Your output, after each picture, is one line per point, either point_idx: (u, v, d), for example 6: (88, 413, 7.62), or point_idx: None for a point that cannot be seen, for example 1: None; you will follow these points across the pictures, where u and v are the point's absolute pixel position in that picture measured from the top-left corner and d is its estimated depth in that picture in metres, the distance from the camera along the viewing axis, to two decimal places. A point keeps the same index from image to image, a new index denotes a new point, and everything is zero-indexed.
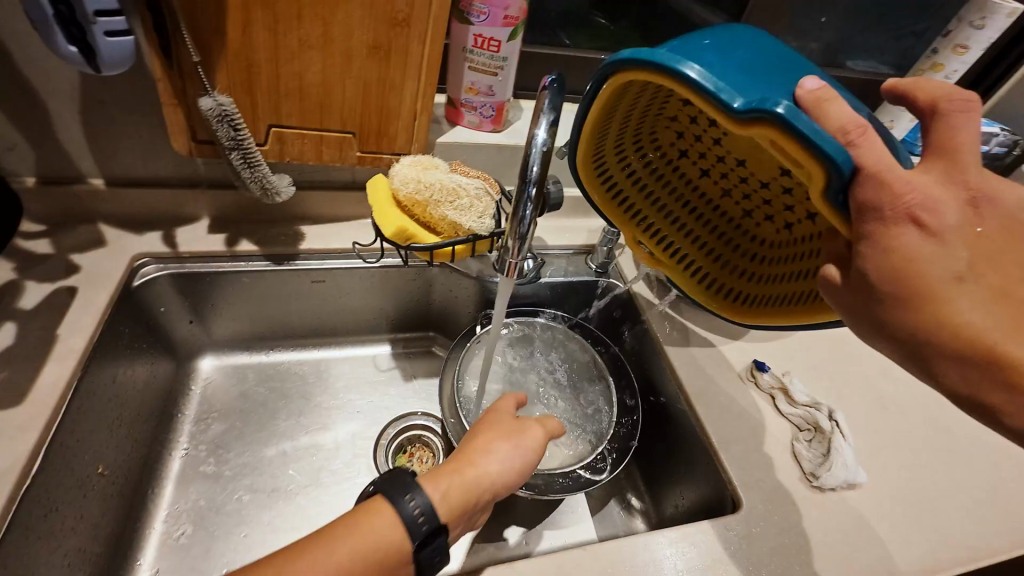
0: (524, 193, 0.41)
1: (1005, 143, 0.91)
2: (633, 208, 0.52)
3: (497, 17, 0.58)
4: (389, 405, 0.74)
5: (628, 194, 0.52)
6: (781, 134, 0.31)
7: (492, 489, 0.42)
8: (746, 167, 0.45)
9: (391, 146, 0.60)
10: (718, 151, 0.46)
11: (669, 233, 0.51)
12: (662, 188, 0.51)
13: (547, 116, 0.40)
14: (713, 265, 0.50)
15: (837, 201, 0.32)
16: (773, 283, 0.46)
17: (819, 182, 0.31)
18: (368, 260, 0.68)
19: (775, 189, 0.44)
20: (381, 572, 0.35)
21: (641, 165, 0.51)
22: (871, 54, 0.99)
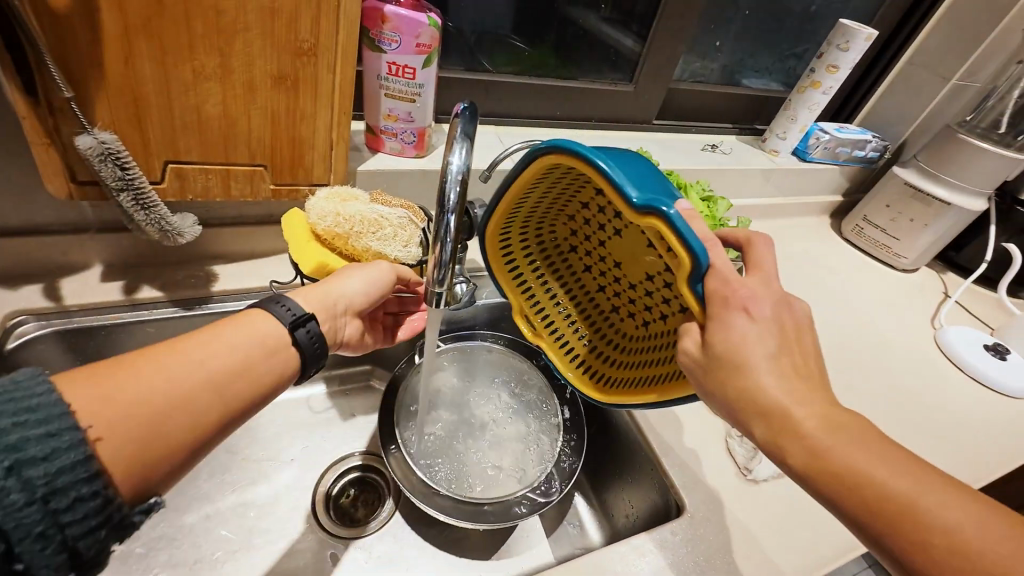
0: (443, 221, 0.41)
1: (878, 148, 1.05)
2: (526, 286, 0.56)
3: (409, 45, 0.57)
4: (326, 448, 0.70)
5: (523, 273, 0.56)
6: (668, 229, 0.37)
7: (352, 303, 0.51)
8: (620, 268, 0.52)
9: (308, 176, 0.58)
10: (601, 249, 0.53)
11: (552, 314, 0.56)
12: (553, 273, 0.57)
13: (460, 142, 0.40)
14: (584, 347, 0.55)
15: (695, 289, 0.38)
16: (627, 368, 0.51)
17: (686, 271, 0.38)
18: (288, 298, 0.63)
19: (640, 290, 0.51)
20: (268, 346, 0.42)
21: (540, 251, 0.56)
22: (762, 73, 1.09)
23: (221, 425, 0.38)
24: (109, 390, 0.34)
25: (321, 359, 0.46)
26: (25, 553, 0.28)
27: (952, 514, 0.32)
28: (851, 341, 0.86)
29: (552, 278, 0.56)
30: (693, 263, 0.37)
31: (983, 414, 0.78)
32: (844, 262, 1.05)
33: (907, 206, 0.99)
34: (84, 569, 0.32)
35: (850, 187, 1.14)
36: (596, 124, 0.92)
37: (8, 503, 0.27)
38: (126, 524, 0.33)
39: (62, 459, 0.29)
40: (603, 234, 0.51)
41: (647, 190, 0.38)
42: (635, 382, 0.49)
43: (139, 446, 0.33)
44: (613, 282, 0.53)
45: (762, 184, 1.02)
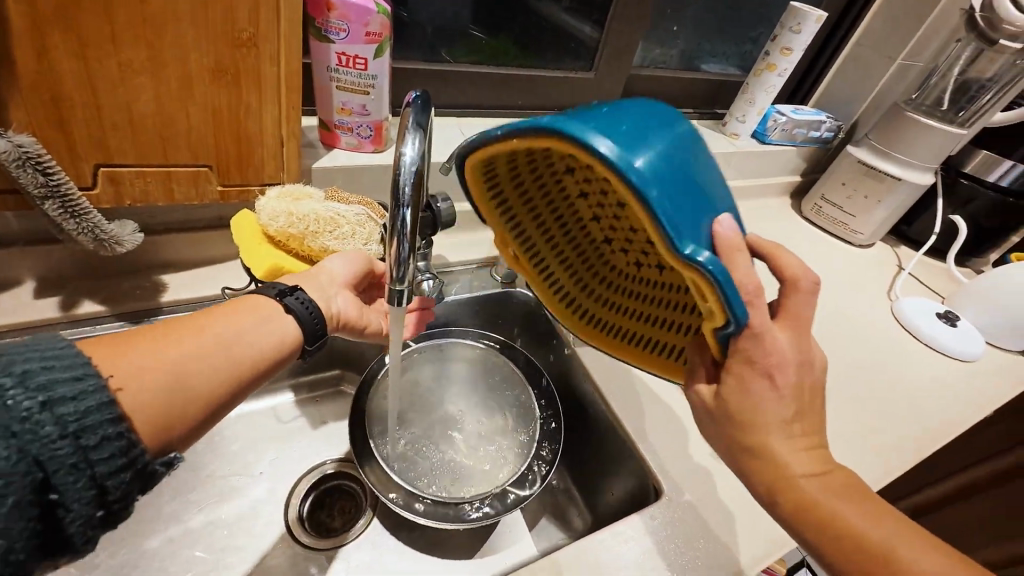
0: (399, 216, 0.39)
1: (832, 128, 1.08)
2: (512, 218, 0.46)
3: (358, 34, 0.55)
4: (298, 458, 0.67)
5: (514, 208, 0.46)
6: (701, 277, 0.32)
7: (337, 276, 0.51)
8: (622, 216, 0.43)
9: (259, 176, 0.55)
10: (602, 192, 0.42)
11: (541, 249, 0.48)
12: (542, 202, 0.46)
13: (412, 133, 0.38)
14: (581, 291, 0.49)
15: (722, 338, 0.36)
16: (628, 315, 0.48)
17: (716, 319, 0.35)
18: None
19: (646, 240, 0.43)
20: (264, 315, 0.44)
21: (529, 175, 0.44)
22: (720, 58, 1.11)
23: (231, 389, 0.40)
24: (129, 349, 0.36)
25: (315, 320, 0.46)
26: (60, 484, 0.30)
27: (924, 560, 0.35)
28: (815, 316, 0.89)
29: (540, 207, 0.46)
30: (728, 323, 0.34)
31: (938, 379, 0.82)
32: (805, 241, 1.09)
33: (862, 184, 1.03)
34: (113, 510, 0.33)
35: (808, 167, 1.18)
36: (559, 112, 0.91)
37: (44, 433, 0.29)
38: (147, 471, 0.34)
39: (89, 400, 0.31)
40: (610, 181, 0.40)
41: (681, 216, 0.32)
42: (633, 330, 0.47)
43: (157, 401, 0.35)
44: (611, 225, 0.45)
45: (724, 167, 1.04)
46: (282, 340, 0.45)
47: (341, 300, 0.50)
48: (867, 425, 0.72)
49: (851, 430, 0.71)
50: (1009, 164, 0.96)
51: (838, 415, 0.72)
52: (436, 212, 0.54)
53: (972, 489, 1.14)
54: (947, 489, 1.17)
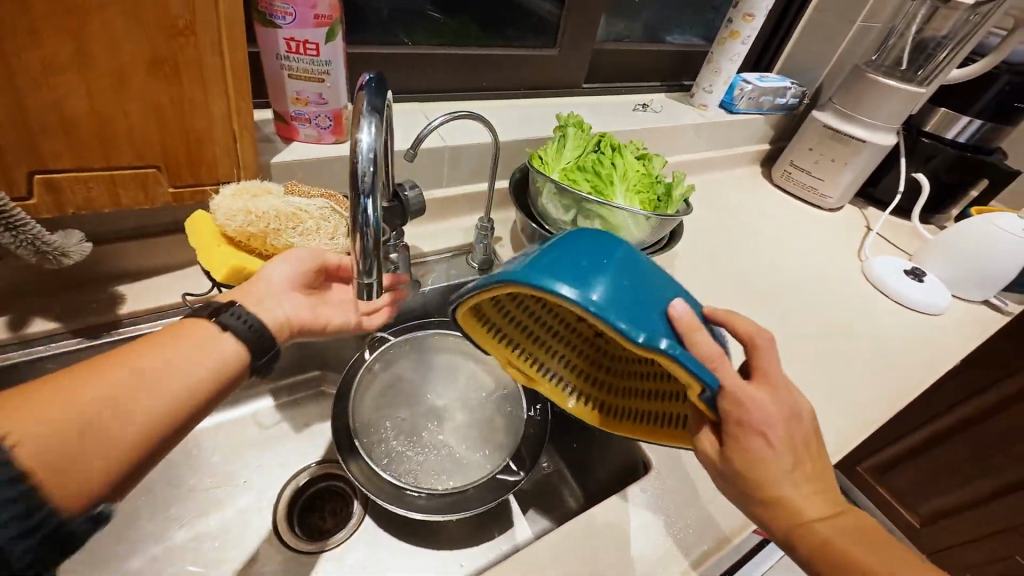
0: (359, 207, 0.37)
1: (797, 94, 1.10)
2: (504, 335, 0.46)
3: (306, 17, 0.52)
4: (281, 464, 0.65)
5: (503, 330, 0.47)
6: (673, 364, 0.34)
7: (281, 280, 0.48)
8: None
9: (212, 174, 0.52)
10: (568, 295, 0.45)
11: (539, 355, 0.48)
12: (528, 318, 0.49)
13: (367, 118, 0.36)
14: (585, 384, 0.48)
15: (708, 404, 0.37)
16: (637, 397, 0.47)
17: (695, 392, 0.36)
18: None
19: None
20: (199, 341, 0.41)
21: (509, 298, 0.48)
22: (684, 30, 1.10)
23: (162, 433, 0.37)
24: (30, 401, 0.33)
25: (255, 336, 0.43)
26: None
27: None
28: (789, 282, 0.91)
29: (524, 319, 0.48)
30: (704, 389, 0.35)
31: (908, 333, 0.85)
32: (775, 208, 1.10)
33: (828, 147, 1.04)
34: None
35: (775, 134, 1.18)
36: (527, 92, 0.89)
37: None
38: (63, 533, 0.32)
39: None
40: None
41: (639, 318, 0.35)
42: (652, 413, 0.45)
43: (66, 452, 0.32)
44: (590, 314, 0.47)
45: (694, 139, 1.04)
46: (221, 367, 0.41)
47: (286, 304, 0.47)
48: (843, 382, 0.74)
49: (827, 390, 0.73)
50: (966, 119, 1.01)
51: (814, 376, 0.74)
52: (404, 201, 0.55)
53: (942, 437, 1.19)
54: (920, 439, 1.23)
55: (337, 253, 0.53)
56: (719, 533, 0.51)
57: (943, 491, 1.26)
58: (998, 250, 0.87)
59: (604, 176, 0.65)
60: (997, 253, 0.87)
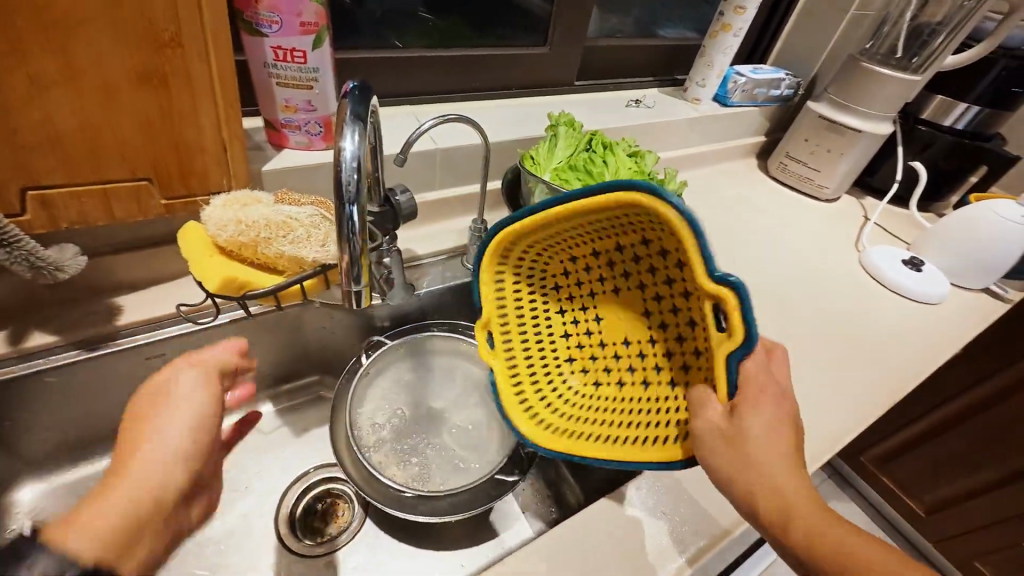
0: (345, 215, 0.37)
1: (791, 85, 1.09)
2: (499, 302, 0.51)
3: (292, 25, 0.52)
4: (282, 469, 0.66)
5: (504, 300, 0.51)
6: (734, 309, 0.36)
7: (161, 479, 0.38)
8: (605, 324, 0.51)
9: (204, 185, 0.53)
10: (590, 295, 0.51)
11: (516, 348, 0.52)
12: (530, 315, 0.52)
13: (352, 126, 0.36)
14: (538, 397, 0.52)
15: (731, 378, 0.38)
16: (587, 425, 0.49)
17: (731, 350, 0.37)
18: (200, 321, 0.58)
19: (614, 351, 0.50)
20: None
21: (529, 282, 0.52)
22: (677, 23, 1.10)
23: None
24: None
25: None
26: None
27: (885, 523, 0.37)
28: (786, 274, 0.91)
29: (529, 312, 0.52)
30: (741, 348, 0.36)
31: (907, 322, 0.85)
32: (772, 201, 1.10)
33: (824, 137, 1.03)
34: None
35: (770, 126, 1.18)
36: (519, 91, 0.88)
37: None
38: None
39: None
40: (613, 278, 0.49)
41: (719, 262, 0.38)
42: (599, 437, 0.47)
43: None
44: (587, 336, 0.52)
45: (688, 134, 1.04)
46: None
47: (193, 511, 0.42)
48: (841, 374, 0.74)
49: (826, 382, 0.72)
50: (963, 107, 1.00)
51: (812, 369, 0.74)
52: (395, 204, 0.56)
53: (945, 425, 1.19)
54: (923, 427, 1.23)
55: (327, 260, 0.52)
56: (715, 528, 0.51)
57: (948, 479, 1.26)
58: (995, 238, 0.87)
59: (595, 175, 0.65)
60: (995, 239, 0.87)
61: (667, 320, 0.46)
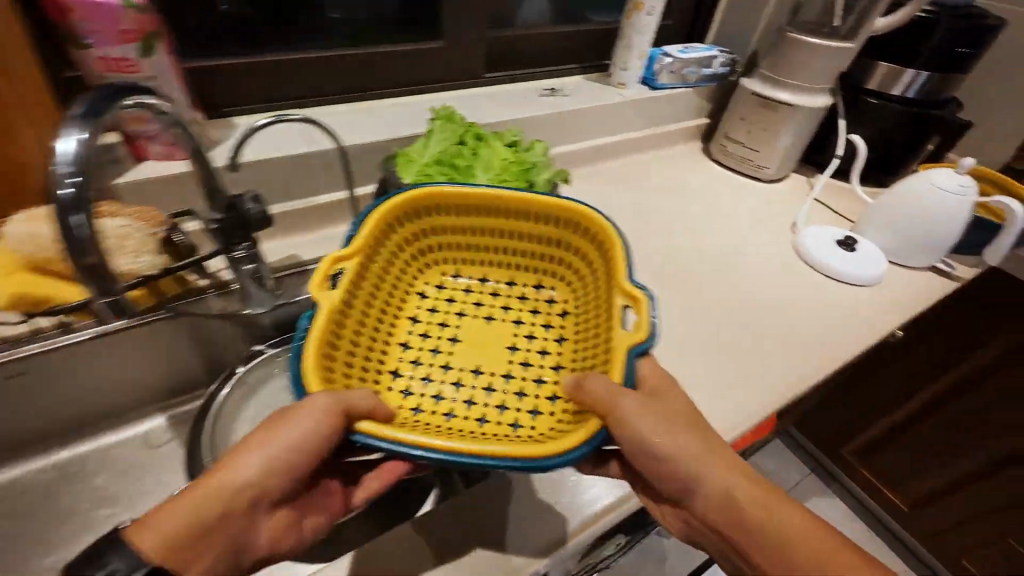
0: (70, 223, 0.41)
1: (726, 62, 1.04)
2: (361, 278, 0.55)
3: (111, 33, 0.50)
4: (166, 483, 0.66)
5: (367, 279, 0.56)
6: (644, 302, 0.51)
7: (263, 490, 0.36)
8: (460, 344, 0.61)
9: (25, 202, 0.56)
10: (456, 319, 0.63)
11: (349, 328, 0.52)
12: (378, 314, 0.58)
13: (71, 132, 0.40)
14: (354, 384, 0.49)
15: (633, 357, 0.48)
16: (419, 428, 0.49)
17: (641, 336, 0.49)
18: (42, 342, 0.55)
19: (455, 373, 0.58)
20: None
21: (393, 289, 0.61)
22: (607, 6, 1.06)
23: None
24: None
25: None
26: None
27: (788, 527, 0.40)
28: (715, 260, 0.86)
29: (379, 311, 0.58)
30: (644, 339, 0.49)
31: (840, 307, 0.79)
32: (712, 185, 1.05)
33: (759, 115, 0.98)
34: None
35: (711, 106, 1.12)
36: (427, 88, 0.86)
37: None
38: None
39: None
40: (490, 310, 0.64)
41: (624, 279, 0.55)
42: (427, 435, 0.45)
43: None
44: (433, 355, 0.59)
45: (616, 120, 1.00)
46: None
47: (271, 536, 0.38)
48: (755, 364, 0.70)
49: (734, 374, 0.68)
50: (912, 72, 0.92)
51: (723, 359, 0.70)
52: (242, 210, 0.55)
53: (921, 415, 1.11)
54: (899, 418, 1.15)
55: (145, 272, 0.49)
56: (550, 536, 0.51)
57: (926, 472, 1.19)
58: (935, 214, 0.80)
59: (462, 169, 0.62)
60: (935, 215, 0.80)
61: (534, 343, 0.62)
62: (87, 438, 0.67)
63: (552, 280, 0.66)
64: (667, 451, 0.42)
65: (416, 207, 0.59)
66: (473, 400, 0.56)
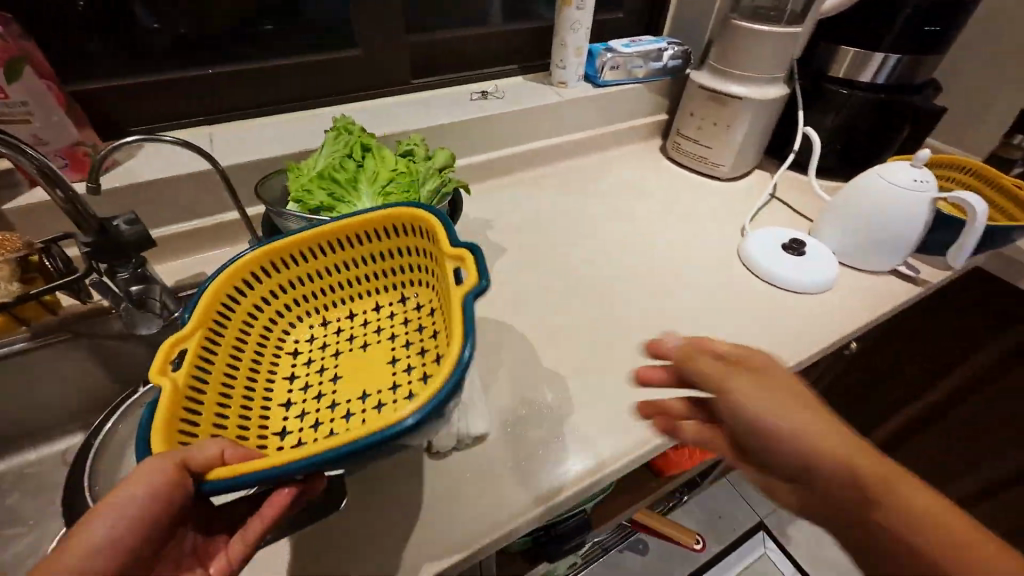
0: None
1: (677, 55, 0.98)
2: (210, 349, 0.52)
3: None
4: None
5: (218, 351, 0.53)
6: (468, 257, 0.50)
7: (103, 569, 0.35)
8: (343, 379, 0.58)
9: None
10: (334, 358, 0.60)
11: (210, 400, 0.49)
12: (249, 380, 0.55)
13: None
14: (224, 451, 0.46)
15: (467, 305, 0.46)
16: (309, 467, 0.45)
17: (462, 292, 0.47)
18: None
19: (343, 406, 0.55)
20: None
21: (261, 354, 0.58)
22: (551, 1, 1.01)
23: None
24: None
25: None
26: None
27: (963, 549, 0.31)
28: (654, 263, 0.81)
29: (248, 377, 0.55)
30: (477, 283, 0.47)
31: (785, 315, 0.72)
32: (666, 184, 0.99)
33: (709, 110, 0.91)
34: None
35: (668, 101, 1.06)
36: (352, 96, 0.85)
37: None
38: None
39: None
40: (368, 336, 0.62)
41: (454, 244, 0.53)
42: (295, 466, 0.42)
43: None
44: (318, 401, 0.56)
45: (558, 120, 0.96)
46: None
47: None
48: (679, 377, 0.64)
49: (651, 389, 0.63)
50: (880, 56, 0.82)
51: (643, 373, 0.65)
52: (113, 232, 0.55)
53: None
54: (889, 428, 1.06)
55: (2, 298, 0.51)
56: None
57: None
58: (892, 212, 0.72)
59: (344, 181, 0.60)
60: (893, 212, 0.72)
61: (412, 352, 0.59)
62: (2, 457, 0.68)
63: (412, 287, 0.64)
64: (781, 430, 0.36)
65: (254, 269, 0.56)
66: (363, 426, 0.52)
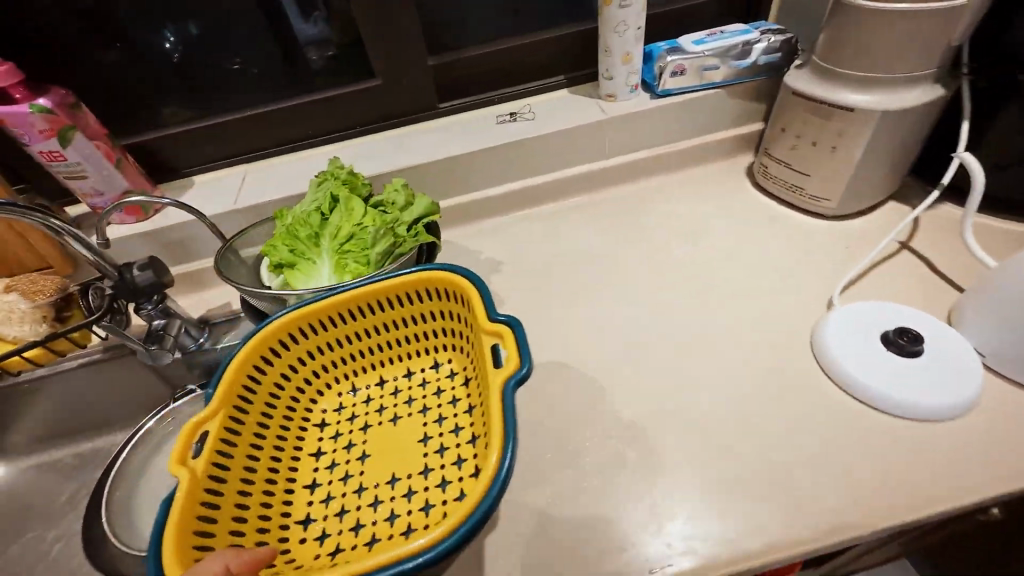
0: None
1: (770, 48, 0.74)
2: (234, 429, 0.52)
3: (34, 134, 0.60)
4: None
5: (241, 429, 0.52)
6: (510, 333, 0.48)
7: None
8: (372, 457, 0.57)
9: None
10: (363, 433, 0.59)
11: (234, 485, 0.49)
12: (273, 459, 0.55)
13: None
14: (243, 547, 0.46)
15: (507, 394, 0.43)
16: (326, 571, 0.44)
17: (507, 370, 0.45)
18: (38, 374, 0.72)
19: (372, 489, 0.54)
20: None
21: (284, 429, 0.57)
22: None
23: None
24: None
25: None
26: None
27: None
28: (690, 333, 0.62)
29: (269, 457, 0.55)
30: (519, 366, 0.45)
31: (868, 442, 0.48)
32: (744, 218, 0.76)
33: (807, 125, 0.66)
34: None
35: (763, 106, 0.81)
36: (376, 126, 0.83)
37: None
38: None
39: None
40: (400, 407, 0.60)
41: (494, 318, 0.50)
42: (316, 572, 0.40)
43: None
44: (343, 483, 0.55)
45: (603, 140, 0.80)
46: None
47: None
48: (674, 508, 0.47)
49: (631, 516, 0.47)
50: None
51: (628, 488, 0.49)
52: (127, 279, 0.62)
53: None
54: None
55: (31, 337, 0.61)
56: None
57: None
58: None
59: (304, 240, 0.57)
60: None
61: (445, 425, 0.57)
62: (90, 440, 0.84)
63: (446, 353, 0.62)
64: None
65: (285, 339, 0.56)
66: (393, 513, 0.51)
